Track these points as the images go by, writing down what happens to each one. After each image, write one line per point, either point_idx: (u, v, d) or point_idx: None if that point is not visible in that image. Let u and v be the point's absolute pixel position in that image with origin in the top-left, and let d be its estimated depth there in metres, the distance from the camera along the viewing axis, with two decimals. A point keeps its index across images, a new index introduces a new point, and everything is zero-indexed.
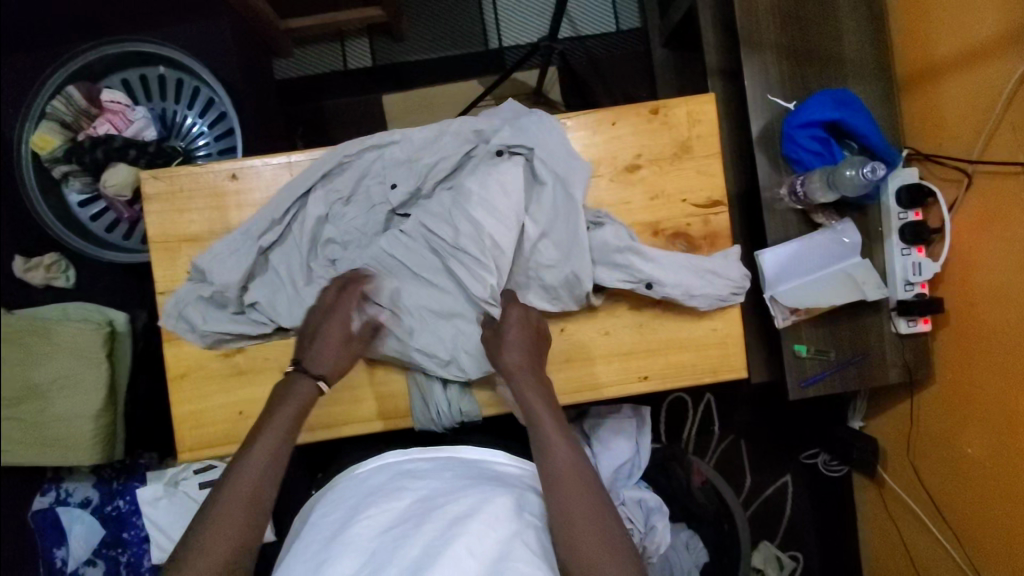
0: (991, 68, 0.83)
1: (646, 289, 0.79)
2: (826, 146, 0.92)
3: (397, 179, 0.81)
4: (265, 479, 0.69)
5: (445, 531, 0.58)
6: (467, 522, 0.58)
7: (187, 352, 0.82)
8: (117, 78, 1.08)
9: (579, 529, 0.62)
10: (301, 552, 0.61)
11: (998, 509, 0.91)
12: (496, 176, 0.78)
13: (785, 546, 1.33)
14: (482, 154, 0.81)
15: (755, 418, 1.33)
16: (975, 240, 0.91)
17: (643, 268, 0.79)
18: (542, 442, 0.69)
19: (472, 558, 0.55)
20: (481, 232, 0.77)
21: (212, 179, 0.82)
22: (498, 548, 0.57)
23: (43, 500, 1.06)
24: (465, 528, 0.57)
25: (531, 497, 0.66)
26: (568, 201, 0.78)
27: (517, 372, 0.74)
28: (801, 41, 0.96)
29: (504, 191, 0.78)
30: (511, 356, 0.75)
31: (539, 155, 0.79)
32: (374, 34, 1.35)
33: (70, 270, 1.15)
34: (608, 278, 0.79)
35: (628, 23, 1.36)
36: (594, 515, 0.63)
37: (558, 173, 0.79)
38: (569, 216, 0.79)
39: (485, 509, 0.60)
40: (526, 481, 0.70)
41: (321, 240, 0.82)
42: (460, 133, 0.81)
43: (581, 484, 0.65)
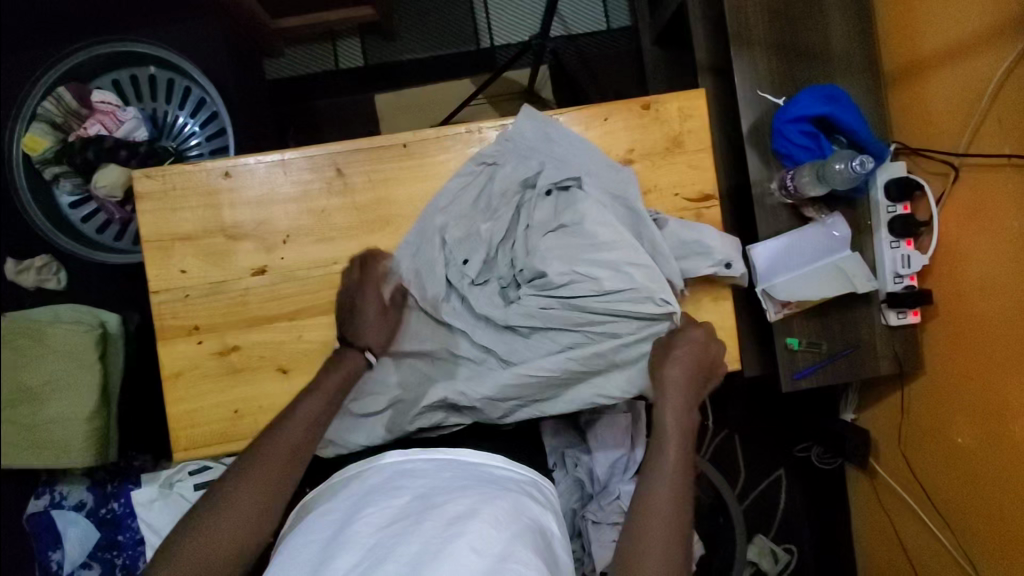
0: (976, 63, 0.85)
1: (725, 269, 0.81)
2: (816, 141, 0.93)
3: (468, 246, 0.81)
4: (293, 460, 0.68)
5: (443, 531, 0.57)
6: (466, 523, 0.58)
7: (181, 352, 0.81)
8: (108, 78, 1.08)
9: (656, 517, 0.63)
10: (296, 554, 0.60)
11: (994, 499, 0.91)
12: (568, 222, 0.79)
13: (779, 539, 1.34)
14: (529, 203, 0.81)
15: (749, 412, 1.35)
16: (963, 233, 0.92)
17: (722, 250, 0.80)
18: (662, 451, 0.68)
19: (475, 555, 0.55)
20: (576, 269, 0.77)
21: (205, 178, 0.82)
22: (497, 548, 0.56)
23: (38, 503, 1.05)
24: (465, 529, 0.57)
25: (528, 499, 0.66)
26: (630, 212, 0.80)
27: (670, 386, 0.72)
28: (791, 37, 0.97)
29: (579, 224, 0.78)
30: (672, 369, 0.73)
31: (589, 181, 0.80)
32: (366, 33, 1.35)
33: (62, 271, 1.14)
34: (694, 265, 0.81)
35: (618, 22, 1.37)
36: (667, 520, 0.63)
37: (612, 188, 0.81)
38: (638, 230, 0.80)
39: (483, 509, 0.60)
40: (524, 484, 0.69)
41: (433, 331, 0.81)
42: (506, 187, 0.82)
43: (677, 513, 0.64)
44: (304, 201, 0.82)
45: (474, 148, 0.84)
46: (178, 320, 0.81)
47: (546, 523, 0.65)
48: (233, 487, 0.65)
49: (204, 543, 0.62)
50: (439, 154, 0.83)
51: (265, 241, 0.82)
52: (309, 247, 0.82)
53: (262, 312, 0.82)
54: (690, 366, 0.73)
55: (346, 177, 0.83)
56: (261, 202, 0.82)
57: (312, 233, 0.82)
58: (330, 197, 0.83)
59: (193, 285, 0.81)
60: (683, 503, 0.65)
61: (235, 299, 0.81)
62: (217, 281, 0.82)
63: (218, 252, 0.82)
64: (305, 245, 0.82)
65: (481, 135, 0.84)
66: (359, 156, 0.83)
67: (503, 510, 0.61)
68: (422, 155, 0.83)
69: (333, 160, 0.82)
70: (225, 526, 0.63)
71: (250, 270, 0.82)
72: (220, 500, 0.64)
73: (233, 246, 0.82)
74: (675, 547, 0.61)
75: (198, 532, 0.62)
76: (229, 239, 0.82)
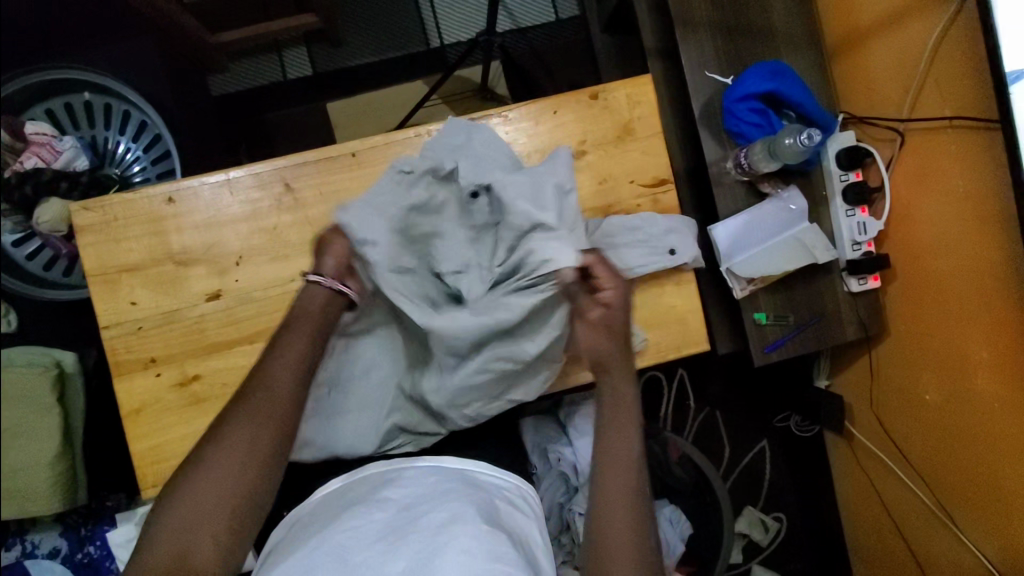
0: (910, 30, 0.87)
1: (670, 256, 0.82)
2: (765, 117, 0.94)
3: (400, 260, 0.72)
4: (284, 407, 0.65)
5: (423, 552, 0.57)
6: (448, 539, 0.58)
7: (140, 386, 0.79)
8: (40, 108, 1.02)
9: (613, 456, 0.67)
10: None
11: (968, 451, 0.94)
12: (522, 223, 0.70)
13: (768, 509, 1.36)
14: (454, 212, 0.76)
15: (727, 388, 1.36)
16: (915, 195, 0.94)
17: (666, 237, 0.82)
18: (613, 415, 0.70)
19: (465, 561, 0.56)
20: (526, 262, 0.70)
21: (147, 205, 0.79)
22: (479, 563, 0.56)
23: (5, 556, 1.00)
24: (444, 549, 0.57)
25: (504, 506, 0.65)
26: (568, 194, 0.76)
27: (602, 355, 0.72)
28: (732, 15, 0.97)
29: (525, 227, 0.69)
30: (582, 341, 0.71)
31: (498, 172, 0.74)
32: (311, 42, 1.32)
33: (10, 312, 1.03)
34: (637, 258, 0.81)
35: (567, 11, 1.36)
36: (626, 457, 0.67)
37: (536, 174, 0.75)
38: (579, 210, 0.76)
39: (463, 522, 0.59)
40: (504, 487, 0.69)
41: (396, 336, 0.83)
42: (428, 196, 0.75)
43: (631, 471, 0.67)
44: (254, 220, 0.80)
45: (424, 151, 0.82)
46: (134, 353, 0.79)
47: (526, 530, 0.65)
48: (206, 466, 0.61)
49: (210, 486, 0.60)
50: (389, 160, 0.82)
51: (217, 264, 0.80)
52: (264, 267, 0.80)
53: (221, 337, 0.79)
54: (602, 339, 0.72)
55: (295, 192, 0.81)
56: (210, 225, 0.80)
57: (265, 252, 0.80)
58: (281, 213, 0.80)
59: (146, 316, 0.79)
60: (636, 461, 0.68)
61: (192, 327, 0.79)
62: (171, 309, 0.79)
63: (169, 280, 0.79)
64: (259, 264, 0.80)
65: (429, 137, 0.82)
66: (307, 169, 0.81)
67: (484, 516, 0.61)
68: (371, 163, 0.82)
69: (280, 175, 0.80)
70: (222, 468, 0.61)
71: (204, 295, 0.79)
72: (191, 477, 0.60)
73: (184, 273, 0.79)
74: (640, 506, 0.65)
75: (180, 500, 0.59)
76: (179, 265, 0.79)
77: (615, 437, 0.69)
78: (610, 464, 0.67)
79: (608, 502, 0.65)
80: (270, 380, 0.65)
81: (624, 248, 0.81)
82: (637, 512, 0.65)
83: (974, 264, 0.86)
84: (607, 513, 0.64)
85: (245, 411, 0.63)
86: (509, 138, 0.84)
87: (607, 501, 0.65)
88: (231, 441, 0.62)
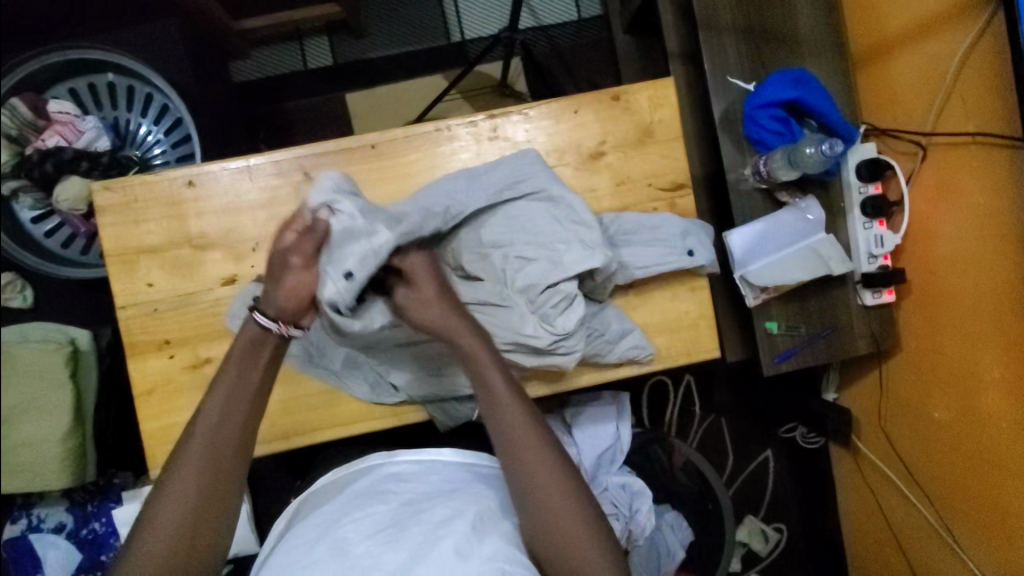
0: (938, 42, 0.86)
1: (689, 257, 0.81)
2: (788, 125, 0.93)
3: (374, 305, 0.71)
4: (229, 441, 0.66)
5: (419, 546, 0.57)
6: (442, 535, 0.58)
7: (153, 367, 0.80)
8: (64, 87, 1.04)
9: (518, 439, 0.64)
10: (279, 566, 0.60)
11: (971, 469, 0.94)
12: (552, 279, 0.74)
13: (768, 519, 1.36)
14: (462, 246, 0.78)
15: (733, 396, 1.36)
16: (933, 210, 0.93)
17: (686, 239, 0.81)
18: (502, 428, 0.64)
19: (460, 558, 0.56)
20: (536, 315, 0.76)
21: (168, 187, 0.80)
22: (472, 561, 0.56)
23: (14, 527, 1.03)
24: (438, 544, 0.57)
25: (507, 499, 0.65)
26: (535, 199, 0.78)
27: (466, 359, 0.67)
28: (757, 21, 0.97)
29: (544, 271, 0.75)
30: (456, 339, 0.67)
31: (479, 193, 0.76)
32: (332, 31, 1.32)
33: (27, 289, 1.10)
34: (657, 254, 0.80)
35: (589, 11, 1.35)
36: (529, 436, 0.64)
37: (523, 188, 0.77)
38: (554, 212, 0.77)
39: (459, 519, 0.60)
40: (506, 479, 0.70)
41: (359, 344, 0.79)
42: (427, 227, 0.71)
43: (550, 467, 0.63)
44: (272, 207, 0.81)
45: (443, 146, 0.82)
46: (149, 334, 0.79)
47: None
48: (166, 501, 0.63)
49: (167, 527, 0.62)
50: (408, 153, 0.82)
51: (234, 250, 0.80)
52: None
53: (235, 322, 0.80)
54: (448, 322, 0.67)
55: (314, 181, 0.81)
56: (228, 210, 0.80)
57: None
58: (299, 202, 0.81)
59: (163, 298, 0.80)
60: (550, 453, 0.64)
61: (207, 311, 0.80)
62: (187, 292, 0.80)
63: (186, 264, 0.80)
64: None
65: (449, 132, 0.82)
66: (326, 159, 0.81)
67: (482, 515, 0.62)
68: (390, 155, 0.82)
69: (299, 164, 0.81)
70: (174, 511, 0.63)
71: (220, 280, 0.80)
72: (157, 512, 0.63)
73: (201, 257, 0.80)
74: (564, 473, 0.63)
75: (152, 534, 0.62)
76: (196, 249, 0.80)
77: (514, 444, 0.64)
78: (522, 470, 0.63)
79: (542, 488, 0.62)
80: (205, 428, 0.66)
81: (642, 246, 0.80)
82: (570, 498, 0.62)
83: (995, 288, 0.84)
84: (548, 521, 0.61)
85: (183, 461, 0.65)
86: (528, 136, 0.84)
87: (542, 510, 0.61)
88: (175, 492, 0.63)
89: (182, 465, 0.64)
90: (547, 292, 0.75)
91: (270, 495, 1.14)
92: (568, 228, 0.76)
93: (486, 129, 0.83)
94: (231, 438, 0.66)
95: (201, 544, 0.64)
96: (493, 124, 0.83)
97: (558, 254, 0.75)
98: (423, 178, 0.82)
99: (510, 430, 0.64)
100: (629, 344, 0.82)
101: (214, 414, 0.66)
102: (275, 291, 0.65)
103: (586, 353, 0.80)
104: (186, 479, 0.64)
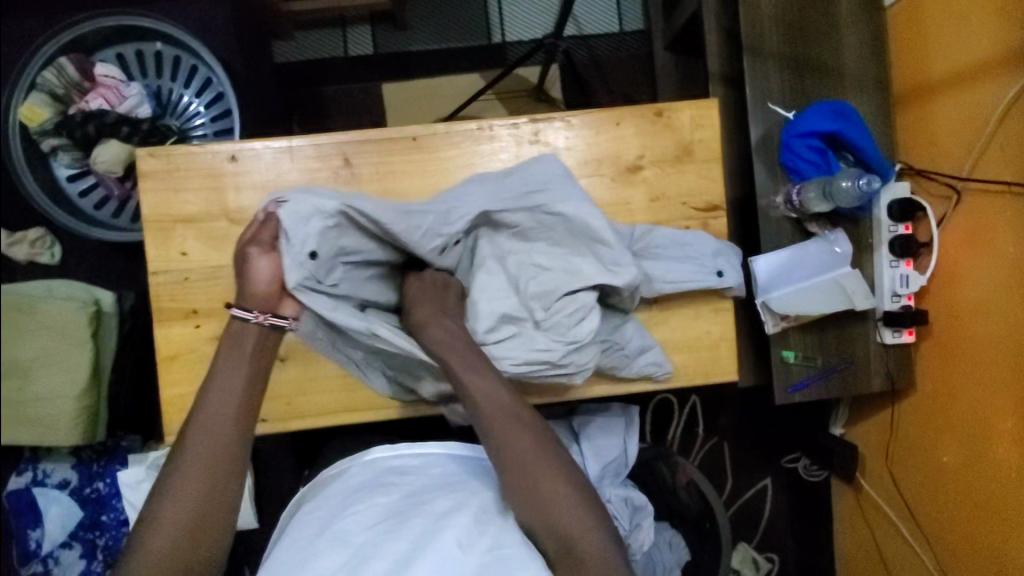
0: (984, 88, 0.85)
1: (716, 278, 0.81)
2: (824, 157, 0.93)
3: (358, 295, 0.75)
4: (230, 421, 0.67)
5: (420, 536, 0.56)
6: (442, 528, 0.57)
7: (177, 335, 0.80)
8: (112, 52, 1.06)
9: (514, 437, 0.65)
10: (284, 548, 0.60)
11: (976, 518, 0.92)
12: (574, 288, 0.75)
13: (761, 547, 1.35)
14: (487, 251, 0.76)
15: (739, 422, 1.35)
16: (962, 255, 0.93)
17: (715, 260, 0.81)
18: (491, 427, 0.66)
19: (461, 550, 0.55)
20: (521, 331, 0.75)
21: (210, 160, 0.81)
22: (472, 558, 0.55)
23: (19, 479, 1.05)
24: (437, 538, 0.56)
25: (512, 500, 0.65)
26: (543, 211, 0.74)
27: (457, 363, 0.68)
28: (803, 52, 0.97)
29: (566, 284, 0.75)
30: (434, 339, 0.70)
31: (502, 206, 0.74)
32: (376, 22, 1.33)
33: (56, 246, 1.14)
34: (685, 272, 0.80)
35: (632, 25, 1.36)
36: (526, 435, 0.65)
37: (531, 197, 0.74)
38: (567, 226, 0.75)
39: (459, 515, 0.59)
40: None
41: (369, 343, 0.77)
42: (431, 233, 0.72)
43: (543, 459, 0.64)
44: (310, 190, 0.82)
45: (482, 146, 0.83)
46: (176, 302, 0.80)
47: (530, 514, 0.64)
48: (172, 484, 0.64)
49: (170, 528, 0.62)
50: (448, 149, 0.83)
51: None
52: None
53: None
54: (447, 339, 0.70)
55: (353, 167, 0.82)
56: (267, 188, 0.81)
57: None
58: (336, 186, 0.82)
59: (194, 268, 0.81)
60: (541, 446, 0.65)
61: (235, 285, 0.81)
62: (218, 265, 0.81)
63: (220, 237, 0.81)
64: None
65: (490, 132, 0.83)
66: (367, 147, 0.82)
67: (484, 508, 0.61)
68: (430, 150, 0.83)
69: (340, 149, 0.82)
70: (175, 513, 0.63)
71: None
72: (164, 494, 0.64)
73: (235, 231, 0.81)
74: (563, 467, 0.65)
75: (159, 516, 0.62)
76: (231, 223, 0.81)
77: (504, 441, 0.65)
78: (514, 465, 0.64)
79: (545, 484, 0.63)
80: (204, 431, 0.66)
81: (671, 263, 0.81)
82: (573, 489, 0.63)
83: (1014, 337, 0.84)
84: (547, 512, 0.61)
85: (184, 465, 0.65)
86: (568, 143, 0.84)
87: (538, 502, 0.62)
88: (176, 497, 0.63)
89: (182, 470, 0.65)
90: (566, 306, 0.75)
91: (271, 473, 1.14)
92: (582, 240, 0.75)
93: (527, 133, 0.83)
94: (227, 439, 0.67)
95: (204, 549, 0.63)
96: (535, 128, 0.84)
97: (574, 266, 0.75)
98: (459, 175, 0.83)
99: (498, 430, 0.65)
100: (646, 361, 0.82)
101: (213, 418, 0.67)
102: (247, 277, 0.71)
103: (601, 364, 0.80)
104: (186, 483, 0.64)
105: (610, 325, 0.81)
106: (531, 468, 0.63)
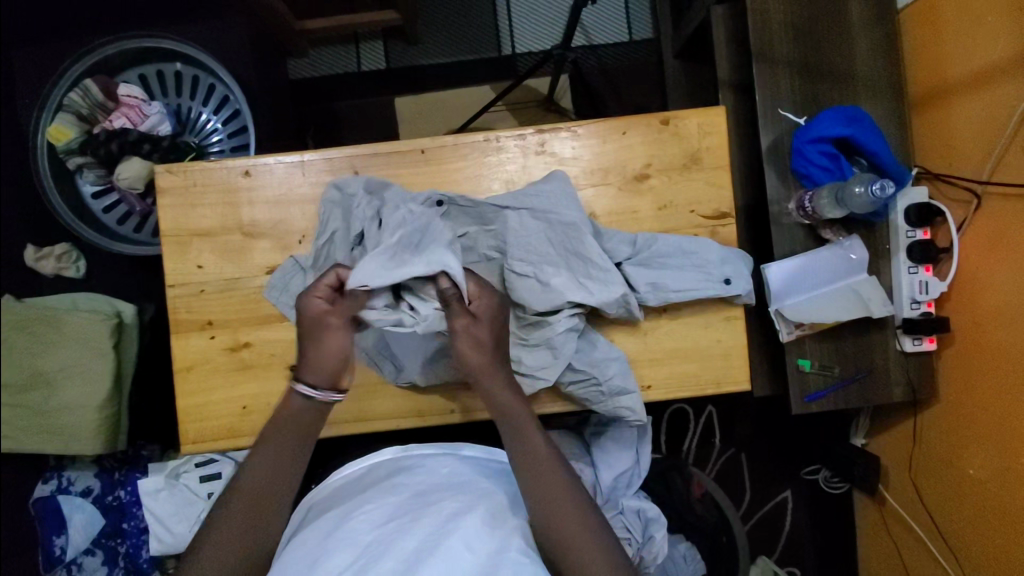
0: (1000, 91, 0.83)
1: (724, 284, 0.80)
2: (837, 162, 0.92)
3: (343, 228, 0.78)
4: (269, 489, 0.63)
5: (441, 524, 0.57)
6: (461, 517, 0.57)
7: (194, 345, 0.82)
8: (135, 72, 1.10)
9: (536, 455, 0.63)
10: (290, 554, 0.59)
11: (1005, 531, 0.89)
12: (545, 304, 0.78)
13: (782, 562, 1.30)
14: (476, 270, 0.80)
15: (757, 433, 1.32)
16: (982, 262, 0.91)
17: (722, 267, 0.80)
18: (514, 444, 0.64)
19: (469, 551, 0.54)
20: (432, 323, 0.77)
21: (224, 175, 0.83)
22: (496, 540, 0.56)
23: (46, 487, 1.08)
24: (460, 524, 0.56)
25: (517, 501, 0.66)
26: (534, 216, 0.79)
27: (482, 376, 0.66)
28: (813, 57, 0.96)
29: (549, 285, 0.78)
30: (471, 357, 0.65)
31: (496, 199, 0.80)
32: (388, 37, 1.36)
33: (81, 261, 1.19)
34: (692, 280, 0.80)
35: (640, 33, 1.36)
36: (539, 456, 0.63)
37: (528, 199, 0.79)
38: (550, 235, 0.79)
39: (481, 505, 0.60)
40: (509, 481, 0.70)
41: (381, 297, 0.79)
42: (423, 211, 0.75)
43: (562, 486, 0.61)
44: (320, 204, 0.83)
45: (490, 156, 0.84)
46: (193, 313, 0.82)
47: None
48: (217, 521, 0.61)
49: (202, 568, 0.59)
50: (456, 160, 0.84)
51: (281, 241, 0.83)
52: None
53: (274, 310, 0.82)
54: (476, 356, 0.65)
55: None
56: (279, 202, 0.83)
57: None
58: None
59: (210, 279, 0.83)
60: (564, 474, 0.62)
61: (249, 296, 0.82)
62: (233, 276, 0.83)
63: (234, 249, 0.83)
64: None
65: (497, 143, 0.84)
66: (377, 161, 0.83)
67: (492, 510, 0.60)
68: (438, 161, 0.84)
69: (351, 163, 0.83)
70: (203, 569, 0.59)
71: (264, 268, 0.83)
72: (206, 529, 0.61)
73: (249, 244, 0.83)
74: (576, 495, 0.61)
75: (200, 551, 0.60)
76: (246, 236, 0.83)
77: (526, 459, 0.63)
78: (537, 491, 0.61)
79: (560, 502, 0.60)
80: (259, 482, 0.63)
81: (676, 274, 0.80)
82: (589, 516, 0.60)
83: None
84: (562, 541, 0.58)
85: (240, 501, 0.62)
86: (574, 153, 0.84)
87: (546, 514, 0.60)
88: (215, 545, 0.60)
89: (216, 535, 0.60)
90: (536, 320, 0.79)
91: None
92: (560, 253, 0.79)
93: (533, 143, 0.84)
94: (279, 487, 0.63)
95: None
96: (541, 139, 0.84)
97: (547, 278, 0.78)
98: (468, 185, 0.84)
99: (534, 459, 0.62)
100: (625, 399, 0.80)
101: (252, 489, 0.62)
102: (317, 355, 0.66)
103: (574, 395, 0.80)
104: (239, 530, 0.61)
105: (600, 355, 0.80)
106: (553, 495, 0.60)
